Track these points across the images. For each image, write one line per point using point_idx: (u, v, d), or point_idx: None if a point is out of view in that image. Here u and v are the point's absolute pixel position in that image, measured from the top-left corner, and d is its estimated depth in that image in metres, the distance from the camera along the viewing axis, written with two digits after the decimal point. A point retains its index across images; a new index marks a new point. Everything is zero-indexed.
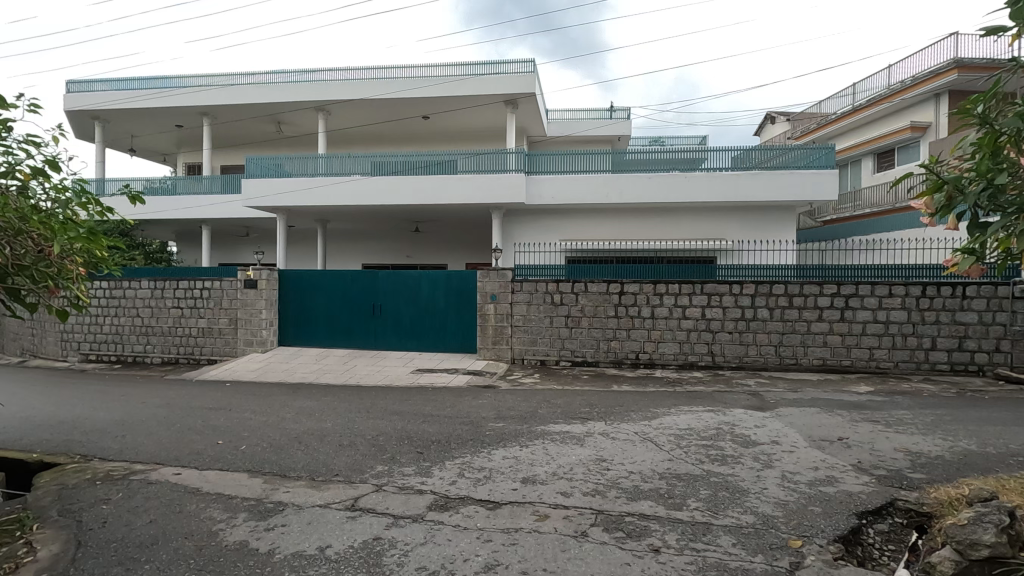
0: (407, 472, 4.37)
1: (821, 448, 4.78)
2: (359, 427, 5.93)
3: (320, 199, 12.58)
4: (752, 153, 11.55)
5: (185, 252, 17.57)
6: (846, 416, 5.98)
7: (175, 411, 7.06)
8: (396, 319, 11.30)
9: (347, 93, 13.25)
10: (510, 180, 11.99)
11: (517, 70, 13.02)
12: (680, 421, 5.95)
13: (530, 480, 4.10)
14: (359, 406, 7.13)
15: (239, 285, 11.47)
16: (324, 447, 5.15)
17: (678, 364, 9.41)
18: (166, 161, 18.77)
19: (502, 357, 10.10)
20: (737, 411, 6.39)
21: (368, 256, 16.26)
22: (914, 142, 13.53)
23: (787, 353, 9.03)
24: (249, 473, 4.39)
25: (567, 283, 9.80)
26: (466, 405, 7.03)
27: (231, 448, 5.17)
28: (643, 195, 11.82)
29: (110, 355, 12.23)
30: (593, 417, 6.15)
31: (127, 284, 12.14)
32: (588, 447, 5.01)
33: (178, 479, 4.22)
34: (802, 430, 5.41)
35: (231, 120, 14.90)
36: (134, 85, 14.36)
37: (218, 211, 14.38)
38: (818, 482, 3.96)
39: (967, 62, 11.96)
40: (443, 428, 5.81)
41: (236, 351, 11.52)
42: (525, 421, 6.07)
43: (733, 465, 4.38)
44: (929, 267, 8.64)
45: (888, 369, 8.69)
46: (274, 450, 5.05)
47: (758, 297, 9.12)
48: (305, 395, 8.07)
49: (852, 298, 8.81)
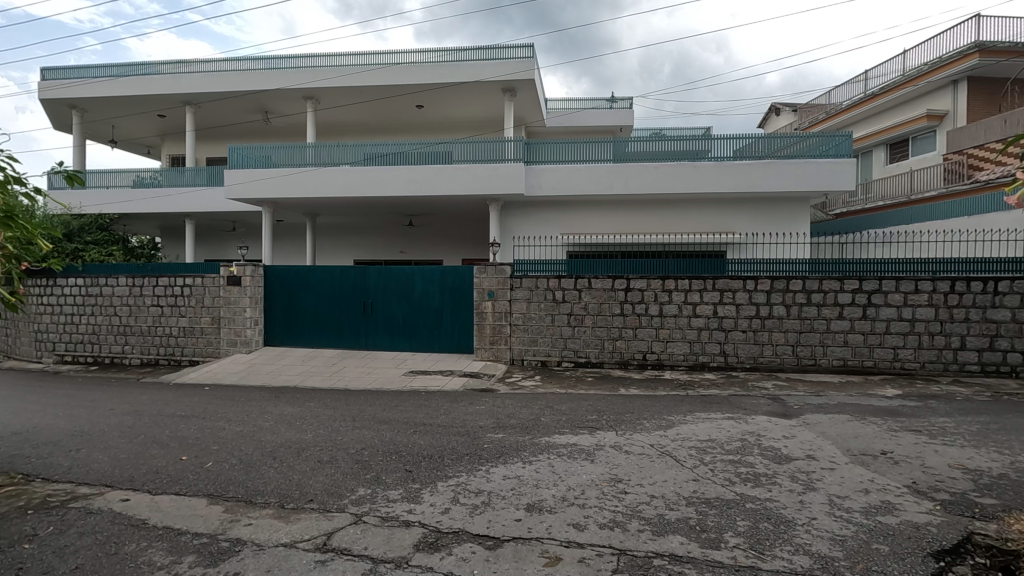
0: (393, 497, 3.77)
1: (866, 465, 4.20)
2: (342, 439, 5.33)
3: (308, 191, 11.96)
4: (764, 141, 10.97)
5: (169, 247, 16.90)
6: (883, 424, 5.40)
7: (143, 419, 6.45)
8: (389, 318, 10.69)
9: (337, 80, 12.58)
10: (508, 170, 11.37)
11: (517, 55, 12.36)
12: (698, 431, 5.35)
13: (536, 508, 3.52)
14: (345, 413, 6.53)
15: (222, 282, 10.83)
16: (301, 464, 4.55)
17: (688, 365, 8.84)
18: (150, 153, 18.15)
19: (500, 358, 9.50)
20: (759, 418, 5.80)
21: (359, 252, 15.64)
22: (930, 131, 13.05)
23: (805, 353, 8.47)
24: (208, 499, 3.78)
25: (569, 279, 9.20)
26: (462, 411, 6.44)
27: (195, 466, 4.57)
28: (649, 186, 11.22)
29: (86, 356, 11.58)
30: (602, 427, 5.55)
31: (102, 281, 11.47)
32: (600, 463, 4.41)
33: (123, 508, 3.61)
34: (838, 442, 4.83)
35: (216, 109, 14.25)
36: (112, 71, 13.65)
37: (203, 205, 13.76)
38: (875, 510, 3.38)
39: (989, 46, 11.46)
40: (436, 440, 5.20)
41: (218, 351, 10.90)
42: (527, 431, 5.46)
43: (769, 487, 3.79)
44: (960, 260, 8.06)
45: (914, 370, 8.14)
46: (242, 469, 4.43)
47: (774, 293, 8.54)
48: (288, 401, 7.46)
49: (875, 295, 8.23)
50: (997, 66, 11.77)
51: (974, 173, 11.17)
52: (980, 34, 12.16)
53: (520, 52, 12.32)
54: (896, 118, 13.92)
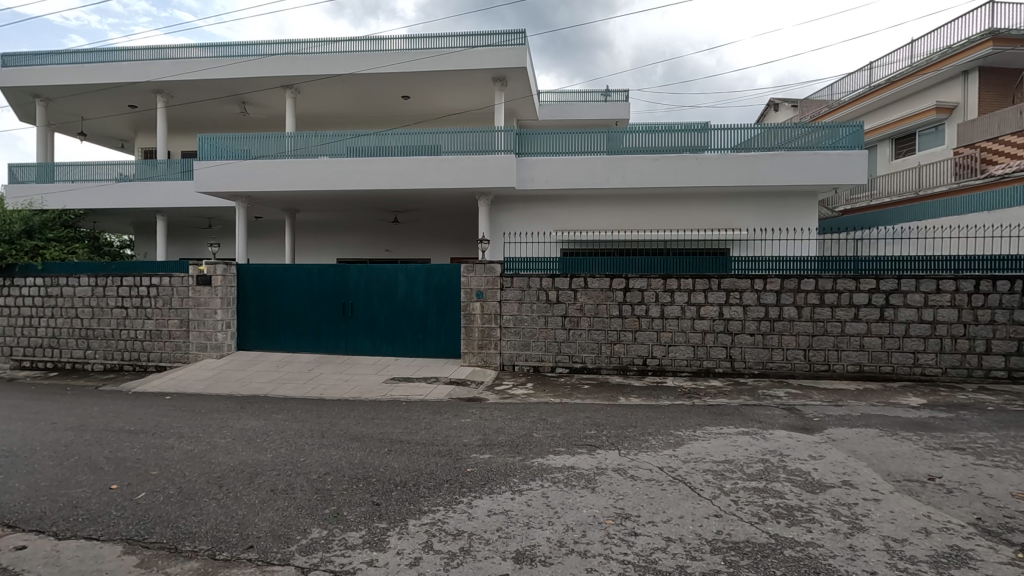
0: (352, 541, 3.09)
1: (916, 496, 3.57)
2: (305, 460, 4.64)
3: (285, 183, 11.20)
4: (769, 133, 10.42)
5: (141, 245, 16.09)
6: (920, 441, 4.78)
7: (85, 435, 5.72)
8: (371, 320, 9.98)
9: (316, 68, 11.87)
10: (499, 161, 10.69)
11: (505, 40, 11.62)
12: (712, 450, 4.69)
13: (527, 558, 2.85)
14: (315, 427, 5.83)
15: (191, 282, 10.06)
16: (249, 495, 3.84)
17: (691, 370, 8.21)
18: (124, 147, 17.43)
19: (490, 364, 8.80)
20: (778, 433, 5.16)
21: (342, 250, 14.91)
22: (938, 124, 12.58)
23: (817, 358, 7.87)
24: (123, 546, 3.09)
25: (563, 278, 8.54)
26: (445, 426, 5.73)
27: (126, 497, 3.87)
28: (648, 178, 10.57)
29: (45, 362, 10.74)
30: (603, 445, 4.89)
31: (62, 280, 10.65)
32: (602, 493, 3.74)
33: (11, 562, 2.91)
34: (875, 464, 4.20)
35: (190, 100, 13.54)
36: (78, 58, 12.88)
37: (176, 200, 13.02)
38: (945, 562, 2.74)
39: (1003, 34, 10.94)
40: (412, 463, 4.50)
41: (187, 356, 10.12)
42: (517, 450, 4.78)
43: (808, 527, 3.14)
44: (984, 257, 7.49)
45: (936, 376, 7.57)
46: (178, 502, 3.72)
47: (784, 293, 7.92)
48: (253, 412, 6.73)
49: (893, 295, 7.63)
50: (1011, 54, 11.25)
51: (988, 167, 10.62)
52: (994, 20, 11.61)
53: (511, 38, 11.63)
54: (903, 111, 13.44)
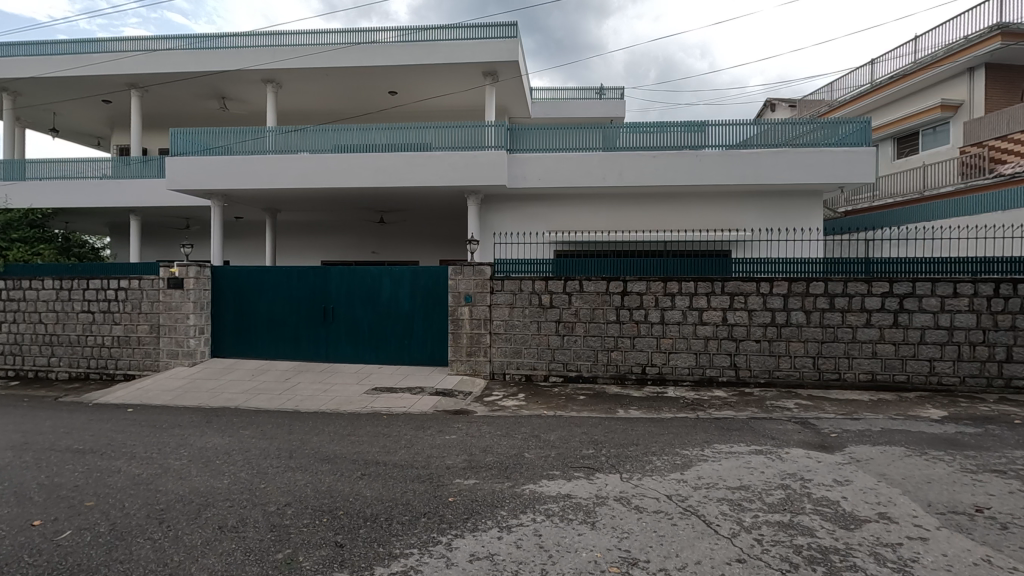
0: None
1: (967, 534, 3.08)
2: (266, 487, 4.09)
3: (263, 181, 10.62)
4: (772, 130, 9.99)
5: (116, 246, 15.42)
6: (954, 462, 4.30)
7: (24, 456, 5.11)
8: (353, 326, 9.42)
9: (297, 60, 11.31)
10: (489, 158, 10.18)
11: (497, 32, 11.12)
12: (725, 474, 4.18)
13: None
14: (285, 446, 5.28)
15: (161, 285, 9.45)
16: (191, 534, 3.28)
17: (693, 379, 7.72)
18: (101, 146, 16.88)
19: (479, 372, 8.26)
20: (795, 453, 4.67)
21: (326, 252, 14.36)
22: (942, 123, 12.28)
23: (827, 366, 7.41)
24: None
25: (557, 281, 8.03)
26: (427, 444, 5.19)
27: (47, 538, 3.30)
28: (646, 176, 10.10)
29: (5, 370, 10.05)
30: (602, 467, 4.37)
31: (24, 283, 9.98)
32: (605, 530, 3.21)
33: None
34: (912, 491, 3.71)
35: (166, 94, 12.95)
36: (46, 50, 12.24)
37: (152, 199, 12.42)
38: None
39: (1012, 28, 10.57)
40: (386, 491, 3.95)
41: (157, 364, 9.52)
42: (506, 474, 4.25)
43: None
44: (1003, 258, 7.07)
45: (954, 386, 7.12)
46: (106, 545, 3.16)
47: (792, 297, 7.45)
48: (219, 427, 6.15)
49: (907, 299, 7.18)
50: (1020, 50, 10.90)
51: (996, 166, 10.23)
52: (1003, 15, 11.25)
53: (502, 30, 11.13)
54: (906, 110, 13.14)
